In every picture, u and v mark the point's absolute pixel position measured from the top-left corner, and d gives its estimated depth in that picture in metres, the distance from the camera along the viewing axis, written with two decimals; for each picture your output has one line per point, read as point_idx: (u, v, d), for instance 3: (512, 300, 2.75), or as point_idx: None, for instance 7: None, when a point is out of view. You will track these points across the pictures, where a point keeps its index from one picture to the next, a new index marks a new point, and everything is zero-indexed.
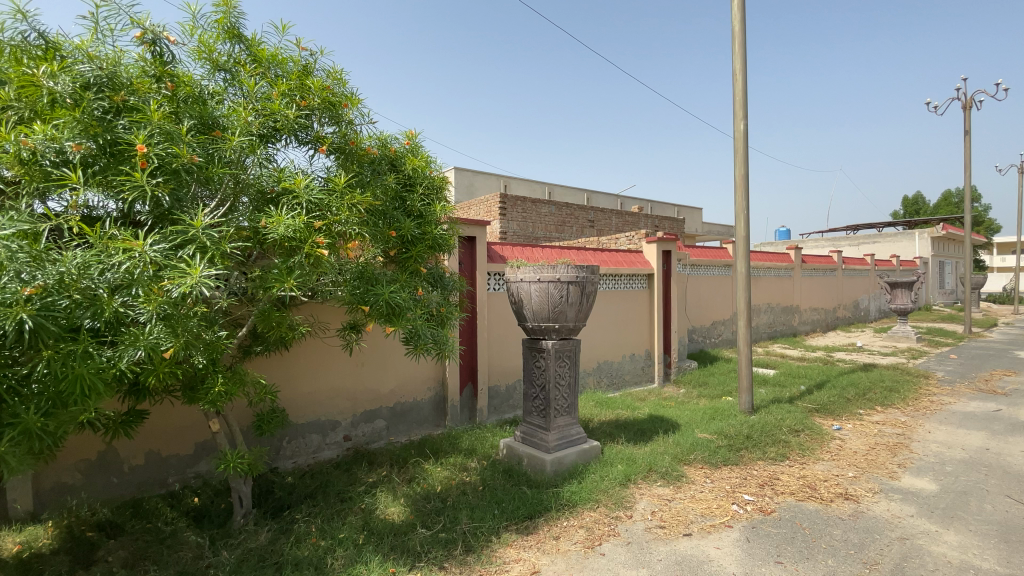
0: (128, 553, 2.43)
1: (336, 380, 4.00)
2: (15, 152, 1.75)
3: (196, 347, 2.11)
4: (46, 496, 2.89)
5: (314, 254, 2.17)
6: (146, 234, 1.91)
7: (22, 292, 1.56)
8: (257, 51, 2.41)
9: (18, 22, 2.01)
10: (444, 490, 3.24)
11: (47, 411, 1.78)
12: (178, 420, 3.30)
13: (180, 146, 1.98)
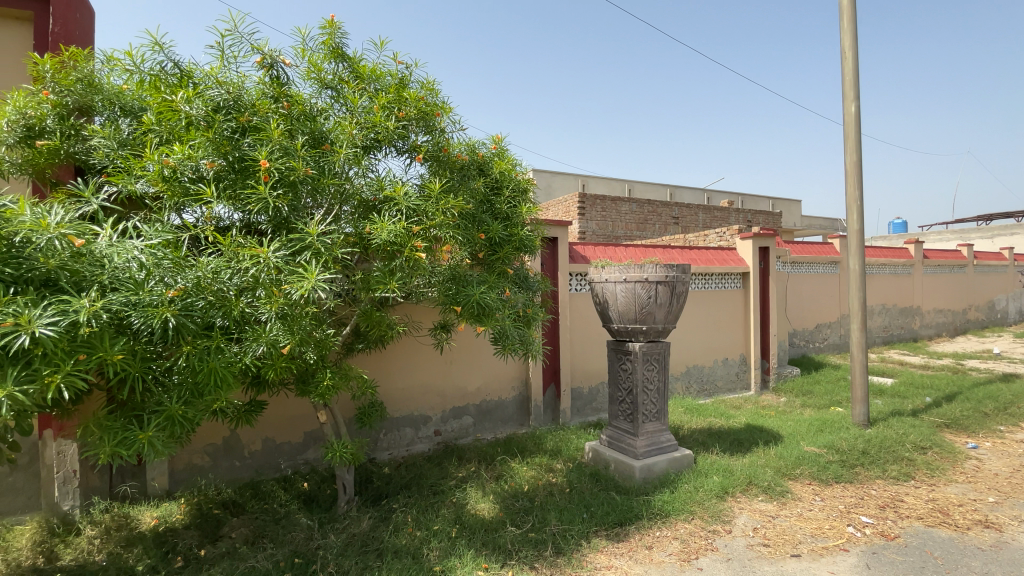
0: (249, 530, 2.70)
1: (427, 377, 4.17)
2: (158, 171, 2.01)
3: (309, 344, 2.30)
4: (180, 475, 3.28)
5: (413, 257, 2.29)
6: (269, 242, 2.11)
7: (166, 296, 1.82)
8: (358, 67, 2.57)
9: (156, 54, 2.30)
10: (532, 490, 3.25)
11: (186, 400, 2.02)
12: (289, 411, 3.61)
13: (295, 159, 2.16)
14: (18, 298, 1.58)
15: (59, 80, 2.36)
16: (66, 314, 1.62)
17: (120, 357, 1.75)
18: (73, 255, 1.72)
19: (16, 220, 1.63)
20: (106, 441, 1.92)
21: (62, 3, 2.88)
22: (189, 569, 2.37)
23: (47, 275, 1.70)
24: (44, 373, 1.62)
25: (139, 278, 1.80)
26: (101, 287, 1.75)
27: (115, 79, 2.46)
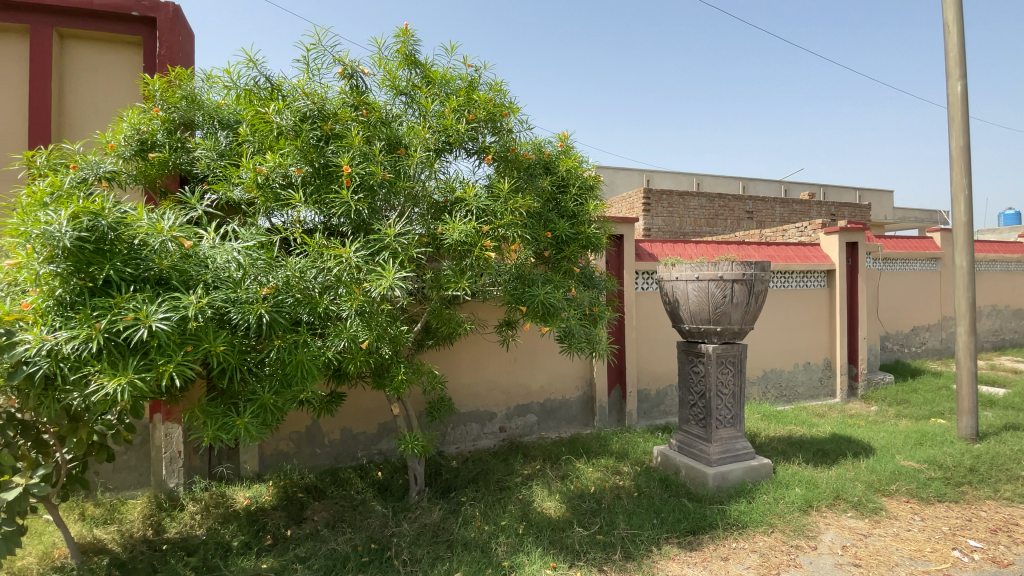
0: (329, 514, 2.87)
1: (493, 375, 4.23)
2: (253, 179, 2.18)
3: (385, 340, 2.40)
4: (269, 459, 3.55)
5: (483, 256, 2.33)
6: (351, 242, 2.23)
7: (260, 293, 1.97)
8: (430, 72, 2.64)
9: (251, 70, 2.49)
10: (599, 491, 3.20)
11: (276, 390, 2.17)
12: (364, 403, 3.80)
13: (374, 163, 2.27)
14: (138, 296, 1.77)
15: (167, 98, 2.61)
16: (176, 310, 1.80)
17: (221, 349, 1.92)
18: (182, 257, 1.89)
19: (137, 225, 1.83)
20: (209, 425, 2.10)
21: (167, 28, 3.18)
22: (277, 547, 2.56)
23: (162, 274, 1.89)
24: (159, 363, 1.80)
25: (237, 276, 1.96)
26: (204, 284, 1.92)
27: (213, 94, 2.68)
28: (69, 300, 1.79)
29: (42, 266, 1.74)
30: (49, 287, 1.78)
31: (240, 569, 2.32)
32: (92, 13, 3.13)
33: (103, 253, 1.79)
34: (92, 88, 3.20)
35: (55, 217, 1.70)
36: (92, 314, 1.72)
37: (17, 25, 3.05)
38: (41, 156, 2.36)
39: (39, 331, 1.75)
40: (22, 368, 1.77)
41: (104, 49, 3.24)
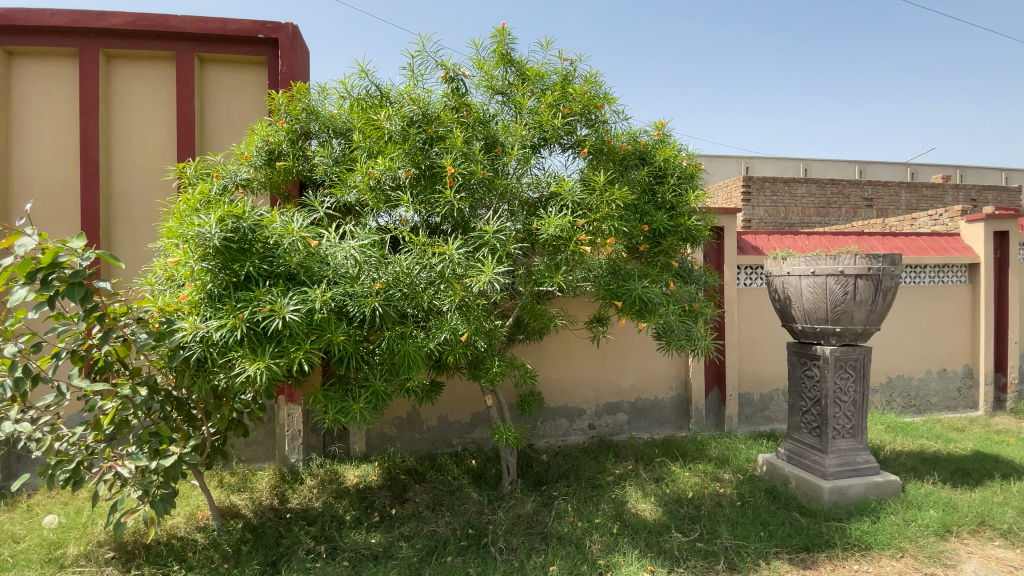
0: (429, 498, 3.02)
1: (584, 371, 4.20)
2: (366, 182, 2.35)
3: (482, 333, 2.46)
4: (374, 441, 3.82)
5: (579, 251, 2.32)
6: (454, 240, 2.33)
7: (373, 287, 2.13)
8: (525, 69, 2.65)
9: (363, 80, 2.67)
10: (698, 497, 3.06)
11: (385, 378, 2.32)
12: (458, 393, 3.95)
13: (474, 162, 2.35)
14: (273, 290, 2.00)
15: (289, 110, 2.87)
16: (304, 302, 2.00)
17: (341, 338, 2.10)
18: (308, 255, 2.11)
19: (273, 227, 2.07)
20: (329, 408, 2.31)
21: (287, 47, 3.50)
22: (383, 524, 2.74)
23: (292, 271, 2.11)
24: (290, 350, 2.01)
25: (354, 272, 2.15)
26: (326, 280, 2.11)
27: (328, 105, 2.91)
28: (217, 293, 2.04)
29: (197, 263, 2.00)
30: (200, 282, 2.03)
31: (354, 542, 2.51)
32: (226, 39, 3.53)
33: (244, 252, 2.03)
34: (227, 105, 3.61)
35: (207, 222, 1.96)
36: (237, 305, 1.96)
37: (168, 54, 3.52)
38: (190, 167, 2.71)
39: (194, 319, 2.01)
40: (180, 351, 2.05)
41: (235, 69, 3.64)
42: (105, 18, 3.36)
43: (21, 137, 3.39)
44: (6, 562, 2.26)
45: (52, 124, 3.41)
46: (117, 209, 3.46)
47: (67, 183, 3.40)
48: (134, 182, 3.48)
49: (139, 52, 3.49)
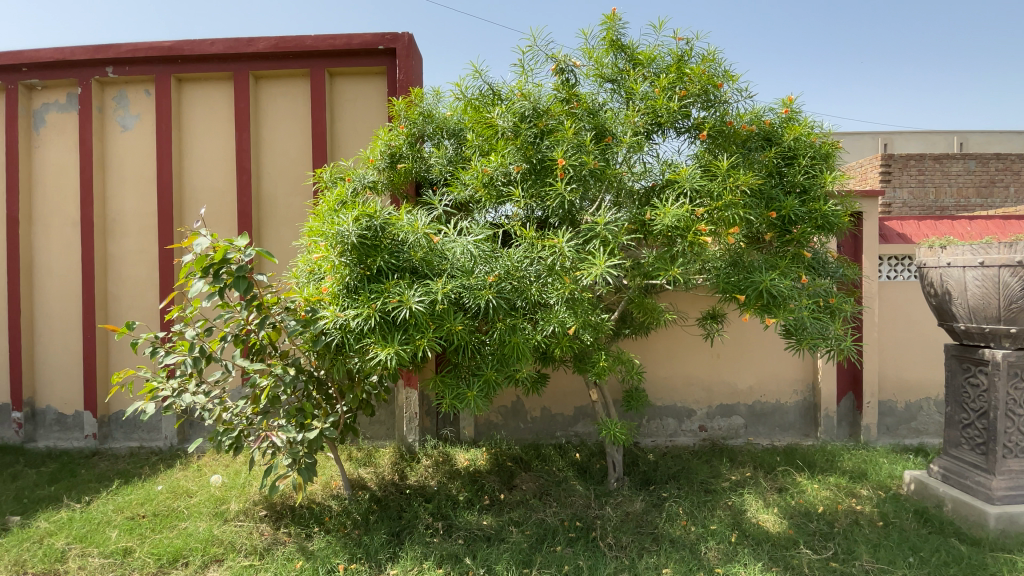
0: (535, 486, 3.07)
1: (694, 369, 3.99)
2: (480, 179, 2.44)
3: (589, 326, 2.43)
4: (481, 428, 3.97)
5: (696, 242, 2.21)
6: (565, 233, 2.34)
7: (487, 280, 2.22)
8: (637, 54, 2.56)
9: (476, 80, 2.76)
10: (830, 513, 2.77)
11: (496, 367, 2.40)
12: (563, 385, 3.96)
13: (586, 153, 2.33)
14: (401, 282, 2.17)
15: (408, 115, 3.07)
16: (428, 294, 2.15)
17: (459, 328, 2.22)
18: (430, 250, 2.27)
19: (400, 224, 2.25)
20: (446, 393, 2.45)
21: (403, 55, 3.73)
22: (494, 508, 2.84)
23: (415, 265, 2.27)
24: (416, 338, 2.17)
25: (470, 266, 2.26)
26: (445, 273, 2.24)
27: (442, 107, 3.07)
28: (354, 285, 2.24)
29: (336, 258, 2.22)
30: (339, 276, 2.25)
31: (467, 522, 2.63)
32: (351, 52, 3.84)
33: (374, 248, 2.21)
34: (352, 115, 3.95)
35: (345, 221, 2.17)
36: (370, 296, 2.15)
37: (304, 71, 3.92)
38: (326, 172, 3.01)
39: (335, 308, 2.24)
40: (322, 337, 2.30)
41: (359, 81, 3.96)
42: (254, 44, 3.83)
43: (192, 152, 3.99)
44: (186, 511, 2.69)
45: (216, 140, 3.98)
46: (265, 212, 3.95)
47: (227, 190, 3.96)
48: (278, 187, 3.94)
49: (280, 71, 3.93)
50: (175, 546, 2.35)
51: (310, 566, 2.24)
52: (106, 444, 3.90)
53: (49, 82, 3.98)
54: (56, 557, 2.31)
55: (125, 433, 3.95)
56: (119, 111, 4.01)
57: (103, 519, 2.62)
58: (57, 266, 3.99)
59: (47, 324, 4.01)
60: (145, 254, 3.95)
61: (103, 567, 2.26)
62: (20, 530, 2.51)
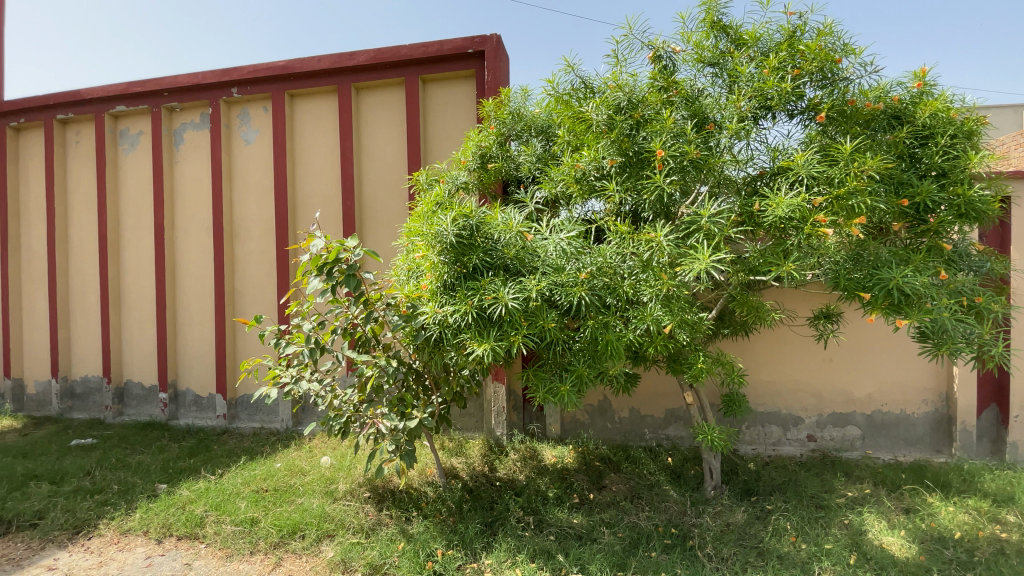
0: (626, 489, 2.99)
1: (801, 373, 3.67)
2: (573, 174, 2.46)
3: (686, 325, 2.32)
4: (568, 425, 3.93)
5: (814, 234, 2.03)
6: (661, 227, 2.24)
7: (580, 277, 2.20)
8: (741, 34, 2.41)
9: (568, 74, 2.74)
10: (972, 541, 2.43)
11: (588, 364, 2.36)
12: (653, 387, 3.81)
13: (687, 142, 2.23)
14: (496, 280, 2.21)
15: (498, 115, 3.11)
16: (522, 291, 2.18)
17: (552, 325, 2.23)
18: (523, 247, 2.29)
19: (495, 223, 2.31)
20: (539, 389, 2.45)
21: (492, 56, 3.80)
22: (584, 507, 2.80)
23: (508, 263, 2.31)
24: (511, 334, 2.21)
25: (561, 263, 2.25)
26: (538, 270, 2.25)
27: (532, 105, 3.08)
28: (451, 283, 2.32)
29: (436, 257, 2.31)
30: (438, 273, 2.33)
31: (558, 519, 2.63)
32: (442, 58, 3.98)
33: (470, 246, 2.28)
34: (444, 118, 4.10)
35: (444, 221, 2.26)
36: (467, 293, 2.22)
37: (399, 79, 4.13)
38: (422, 175, 3.13)
39: (433, 304, 2.33)
40: (421, 332, 2.41)
41: (449, 85, 4.10)
42: (355, 57, 4.09)
43: (303, 161, 4.35)
44: (300, 489, 2.94)
45: (322, 149, 4.32)
46: (365, 214, 4.22)
47: (333, 195, 4.28)
48: (377, 190, 4.19)
49: (378, 81, 4.17)
50: (293, 519, 2.58)
51: (411, 549, 2.35)
52: (233, 423, 4.39)
53: (186, 104, 4.53)
54: (196, 522, 2.63)
55: (248, 414, 4.41)
56: (243, 127, 4.48)
57: (233, 491, 2.94)
58: (194, 266, 4.55)
59: (187, 317, 4.58)
60: (264, 255, 4.39)
61: (234, 534, 2.54)
62: (168, 496, 2.89)
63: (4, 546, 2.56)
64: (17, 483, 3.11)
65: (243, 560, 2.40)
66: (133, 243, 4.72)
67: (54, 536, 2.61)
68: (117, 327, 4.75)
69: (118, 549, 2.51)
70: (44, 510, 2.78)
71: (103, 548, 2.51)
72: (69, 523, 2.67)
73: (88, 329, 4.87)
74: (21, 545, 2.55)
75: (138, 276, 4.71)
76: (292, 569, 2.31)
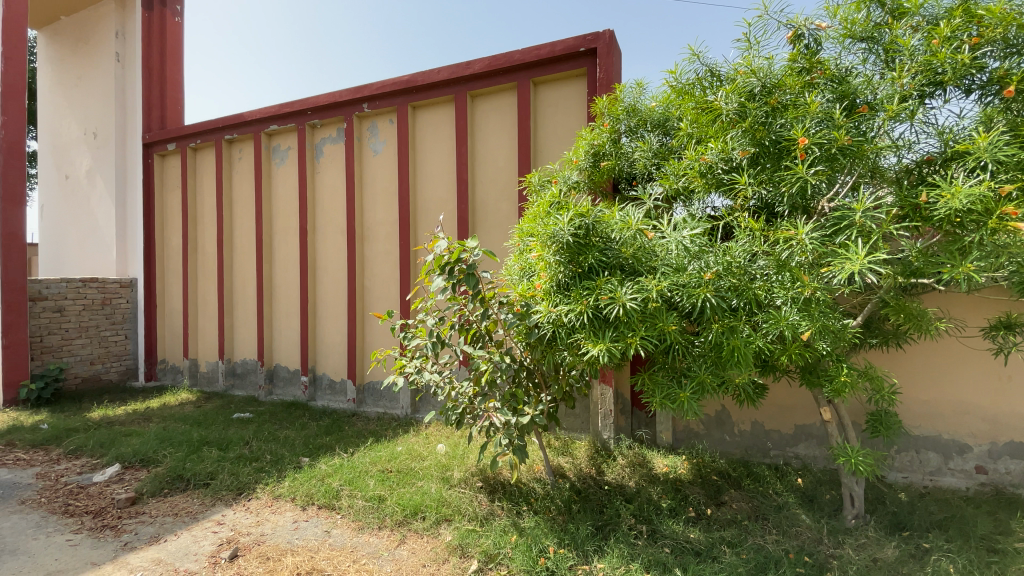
0: (749, 507, 2.77)
1: (969, 394, 3.12)
2: (698, 168, 2.36)
3: (828, 332, 2.07)
4: (681, 434, 3.71)
5: (1000, 230, 1.75)
6: (802, 222, 2.07)
7: (703, 277, 2.07)
8: (901, 2, 2.12)
9: (693, 63, 2.63)
10: None
11: (712, 370, 2.21)
12: (781, 400, 3.46)
13: (836, 128, 2.05)
14: (613, 280, 2.16)
15: (611, 112, 3.03)
16: (641, 292, 2.11)
17: (672, 328, 2.13)
18: (641, 246, 2.22)
19: (612, 223, 2.26)
20: (656, 393, 2.34)
21: (605, 53, 3.73)
22: (702, 521, 2.63)
23: (626, 262, 2.25)
24: (628, 335, 2.15)
25: (683, 262, 2.14)
26: (657, 269, 2.17)
27: (649, 98, 2.98)
28: (566, 282, 2.31)
29: (551, 257, 2.29)
30: (552, 273, 2.32)
31: (673, 531, 2.50)
32: (554, 59, 4.00)
33: (588, 245, 2.26)
34: (555, 119, 4.12)
35: (561, 221, 2.24)
36: (583, 293, 2.19)
37: (512, 84, 4.23)
38: (535, 176, 3.14)
39: (547, 304, 2.33)
40: (535, 330, 2.43)
41: (561, 85, 4.10)
42: (471, 66, 4.28)
43: (423, 167, 4.65)
44: (419, 472, 3.14)
45: (441, 155, 4.58)
46: (478, 216, 4.39)
47: (450, 199, 4.51)
48: (490, 193, 4.34)
49: (491, 87, 4.31)
50: (414, 501, 2.76)
51: (524, 543, 2.39)
52: (360, 407, 4.82)
53: (326, 121, 5.07)
54: (333, 494, 2.92)
55: (374, 400, 4.81)
56: (371, 138, 4.89)
57: (362, 469, 3.22)
58: (331, 265, 5.08)
59: (324, 310, 5.12)
60: (389, 255, 4.76)
61: (365, 509, 2.77)
62: (309, 469, 3.24)
63: (185, 499, 3.05)
64: (194, 447, 3.68)
65: (372, 533, 2.61)
66: (282, 243, 5.39)
67: (221, 495, 3.05)
68: (269, 318, 5.44)
69: (271, 511, 2.86)
70: (214, 472, 3.27)
71: (259, 510, 2.88)
72: (233, 485, 3.11)
73: (246, 318, 5.64)
74: (198, 500, 3.02)
75: (285, 274, 5.37)
76: (414, 548, 2.47)
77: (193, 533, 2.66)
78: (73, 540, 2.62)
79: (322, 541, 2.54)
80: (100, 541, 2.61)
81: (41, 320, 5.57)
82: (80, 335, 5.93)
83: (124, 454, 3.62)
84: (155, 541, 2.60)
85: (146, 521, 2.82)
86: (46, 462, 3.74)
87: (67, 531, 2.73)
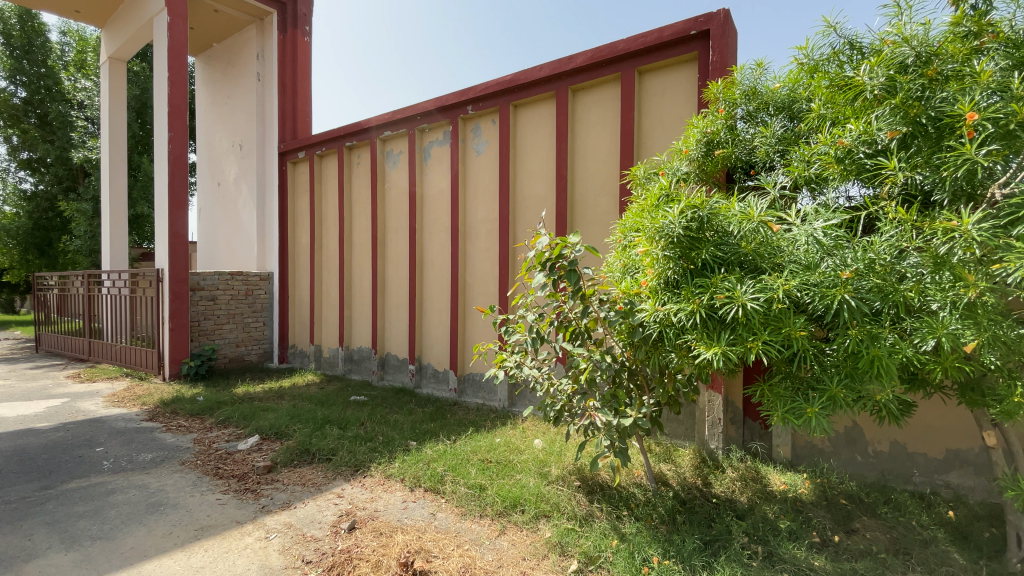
0: (886, 538, 2.42)
1: None
2: (834, 153, 2.10)
3: (999, 343, 1.74)
4: (802, 450, 3.37)
5: None
6: (968, 212, 1.77)
7: (840, 277, 1.84)
8: None
9: (828, 35, 2.36)
10: None
11: (846, 383, 1.94)
12: (931, 420, 2.99)
13: (1014, 99, 1.74)
14: (730, 277, 2.01)
15: (727, 97, 2.84)
16: (763, 291, 1.94)
17: (801, 333, 1.92)
18: (765, 241, 2.03)
19: (730, 214, 2.09)
20: (778, 405, 2.12)
21: (719, 34, 3.47)
22: (829, 549, 2.35)
23: (746, 258, 2.08)
24: (748, 339, 1.98)
25: (814, 259, 1.92)
26: (783, 266, 1.99)
27: (773, 80, 2.72)
28: (675, 280, 2.19)
29: (660, 252, 2.19)
30: (661, 270, 2.22)
31: (794, 556, 2.26)
32: (661, 46, 3.82)
33: (700, 239, 2.13)
34: (661, 107, 3.93)
35: (670, 213, 2.12)
36: (695, 291, 2.07)
37: (616, 75, 4.12)
38: (641, 168, 3.00)
39: (655, 302, 2.22)
40: (639, 329, 2.33)
41: (668, 72, 3.90)
42: (574, 60, 4.24)
43: (524, 164, 4.69)
44: (517, 465, 3.20)
45: (542, 151, 4.58)
46: (578, 212, 4.33)
47: (550, 195, 4.50)
48: (591, 187, 4.26)
49: (595, 80, 4.22)
50: (514, 493, 2.81)
51: (626, 549, 2.32)
52: (461, 398, 5.02)
53: (434, 124, 5.33)
54: (438, 479, 3.07)
55: (473, 391, 4.97)
56: (475, 139, 5.03)
57: (464, 456, 3.35)
58: (436, 260, 5.34)
59: (430, 303, 5.40)
60: (490, 251, 4.88)
61: (467, 496, 2.88)
62: (417, 453, 3.45)
63: (312, 471, 3.39)
64: (318, 424, 4.08)
65: (474, 520, 2.70)
66: (394, 240, 5.76)
67: (342, 470, 3.34)
68: (382, 309, 5.86)
69: (383, 489, 3.08)
70: (335, 448, 3.59)
71: (373, 486, 3.11)
72: (351, 462, 3.40)
73: (362, 309, 6.13)
74: (322, 473, 3.34)
75: (397, 270, 5.74)
76: (514, 539, 2.51)
77: (317, 503, 2.95)
78: (221, 500, 3.03)
79: (428, 523, 2.68)
80: (243, 502, 2.98)
81: (199, 307, 6.53)
82: (228, 321, 6.86)
83: (262, 427, 4.12)
84: (287, 507, 2.92)
85: (279, 488, 3.17)
86: (201, 429, 4.36)
87: (216, 491, 3.16)
